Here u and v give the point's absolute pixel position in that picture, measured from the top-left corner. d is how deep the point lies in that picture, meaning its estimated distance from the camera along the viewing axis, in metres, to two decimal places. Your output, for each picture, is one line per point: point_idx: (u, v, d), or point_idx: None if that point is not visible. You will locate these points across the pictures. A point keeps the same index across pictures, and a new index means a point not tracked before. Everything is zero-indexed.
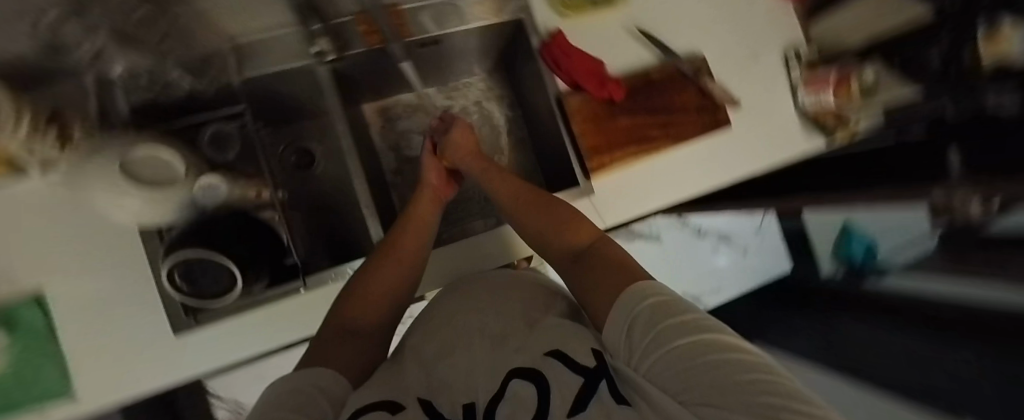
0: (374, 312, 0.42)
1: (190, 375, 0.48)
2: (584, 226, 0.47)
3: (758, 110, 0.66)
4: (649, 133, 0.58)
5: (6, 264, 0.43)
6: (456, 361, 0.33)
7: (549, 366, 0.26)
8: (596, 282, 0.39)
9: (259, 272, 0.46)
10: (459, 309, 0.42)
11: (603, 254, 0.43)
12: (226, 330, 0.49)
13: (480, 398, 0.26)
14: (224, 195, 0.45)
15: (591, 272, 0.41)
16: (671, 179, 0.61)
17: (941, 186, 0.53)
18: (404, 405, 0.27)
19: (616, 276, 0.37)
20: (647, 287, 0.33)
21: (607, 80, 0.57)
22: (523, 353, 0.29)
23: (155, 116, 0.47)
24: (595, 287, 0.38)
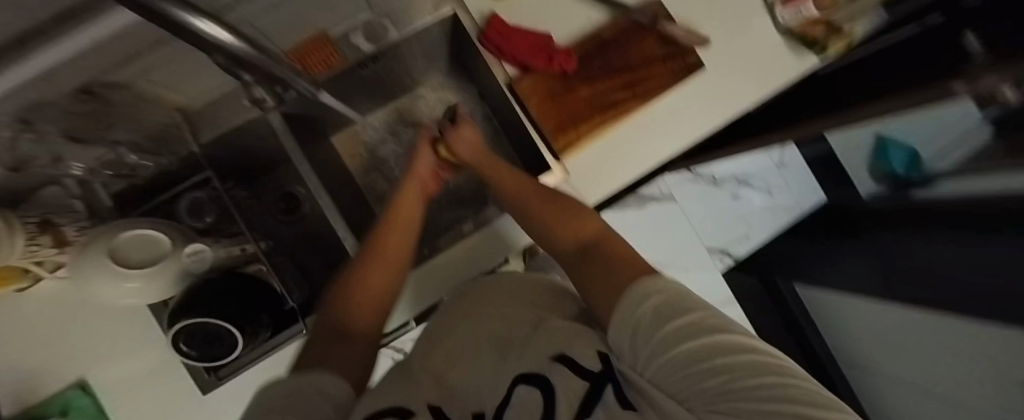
0: (362, 316, 0.41)
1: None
2: (587, 219, 0.44)
3: (734, 42, 0.60)
4: (613, 97, 0.55)
5: (48, 358, 0.49)
6: (459, 374, 0.34)
7: (555, 375, 0.26)
8: (598, 273, 0.35)
9: (258, 325, 0.47)
10: (471, 318, 0.42)
11: (607, 250, 0.38)
12: (248, 380, 0.52)
13: (487, 409, 0.28)
14: (213, 259, 0.48)
15: (593, 265, 0.37)
16: (649, 141, 0.57)
17: (963, 78, 0.46)
18: (413, 412, 0.27)
19: (620, 272, 0.34)
20: (648, 277, 0.29)
21: (555, 53, 0.54)
22: (525, 360, 0.29)
23: (137, 199, 0.51)
24: (596, 278, 0.35)
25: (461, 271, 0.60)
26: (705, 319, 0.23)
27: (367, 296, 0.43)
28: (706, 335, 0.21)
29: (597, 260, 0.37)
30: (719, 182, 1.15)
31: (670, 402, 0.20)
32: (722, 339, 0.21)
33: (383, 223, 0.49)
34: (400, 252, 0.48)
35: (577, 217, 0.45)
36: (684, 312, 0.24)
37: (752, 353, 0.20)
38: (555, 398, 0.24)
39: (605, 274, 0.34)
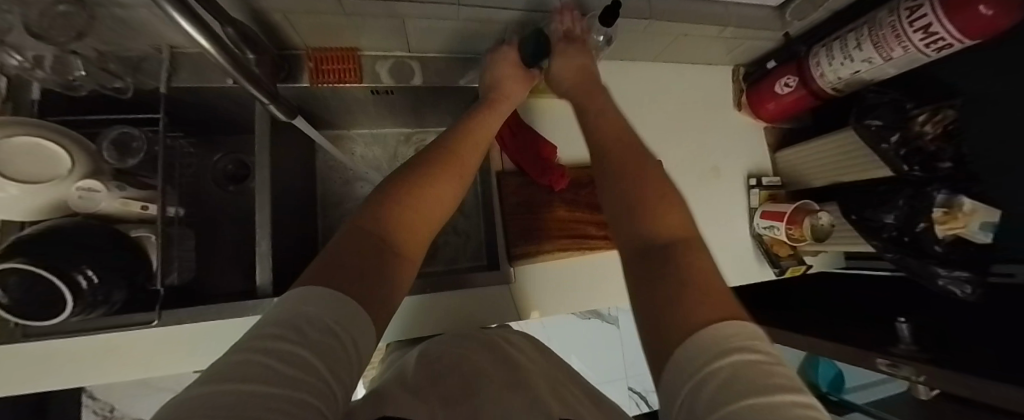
0: (403, 246, 0.36)
1: (13, 389, 0.45)
2: (688, 215, 0.35)
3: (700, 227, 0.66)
4: (588, 231, 0.58)
5: None
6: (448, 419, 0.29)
7: None
8: (681, 287, 0.29)
9: (109, 295, 0.41)
10: (458, 366, 0.37)
11: (704, 259, 0.31)
12: (82, 348, 0.46)
13: None
14: (104, 206, 0.43)
15: (670, 282, 0.30)
16: (604, 284, 0.60)
17: None
18: None
19: (697, 305, 0.26)
20: (742, 333, 0.23)
21: (552, 168, 0.56)
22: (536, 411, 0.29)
23: (72, 107, 0.46)
24: (679, 292, 0.28)
25: (465, 317, 0.52)
26: (787, 392, 0.18)
27: (416, 230, 0.38)
28: (773, 405, 0.17)
29: (686, 273, 0.30)
30: None
31: None
32: (792, 409, 0.17)
33: (439, 160, 0.43)
34: (454, 182, 0.43)
35: (674, 206, 0.36)
36: (756, 379, 0.19)
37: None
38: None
39: (691, 299, 0.27)
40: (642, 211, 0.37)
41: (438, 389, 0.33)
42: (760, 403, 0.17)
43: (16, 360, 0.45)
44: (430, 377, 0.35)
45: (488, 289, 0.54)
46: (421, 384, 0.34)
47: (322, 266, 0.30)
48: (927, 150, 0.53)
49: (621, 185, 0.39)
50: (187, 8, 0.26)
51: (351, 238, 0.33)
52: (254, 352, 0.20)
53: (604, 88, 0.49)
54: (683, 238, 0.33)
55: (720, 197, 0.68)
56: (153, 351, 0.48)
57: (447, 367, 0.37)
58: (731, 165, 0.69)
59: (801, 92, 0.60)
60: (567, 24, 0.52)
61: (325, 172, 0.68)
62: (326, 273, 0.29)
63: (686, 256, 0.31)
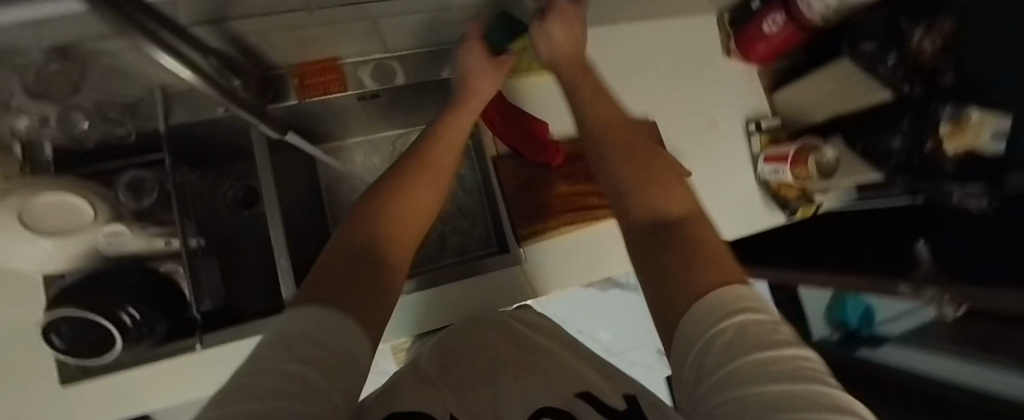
0: (394, 253, 0.37)
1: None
2: (682, 198, 0.36)
3: (701, 182, 0.66)
4: (590, 202, 0.58)
5: None
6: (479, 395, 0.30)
7: (579, 409, 0.27)
8: (679, 263, 0.29)
9: (153, 327, 0.44)
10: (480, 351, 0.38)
11: (702, 236, 0.31)
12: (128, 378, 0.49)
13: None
14: (131, 248, 0.46)
15: (666, 260, 0.30)
16: (613, 253, 0.60)
17: None
18: None
19: (698, 275, 0.27)
20: (738, 295, 0.23)
21: (546, 145, 0.57)
22: (548, 388, 0.30)
23: (84, 160, 0.49)
24: (674, 268, 0.29)
25: (483, 303, 0.55)
26: (791, 347, 0.18)
27: (404, 237, 0.39)
28: (777, 359, 0.16)
29: (683, 247, 0.30)
30: None
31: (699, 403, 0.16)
32: (797, 363, 0.16)
33: (416, 166, 0.44)
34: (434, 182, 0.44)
35: (666, 190, 0.37)
36: (763, 336, 0.19)
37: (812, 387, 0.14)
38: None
39: (689, 271, 0.28)
40: (635, 196, 0.38)
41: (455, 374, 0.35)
42: (765, 357, 0.17)
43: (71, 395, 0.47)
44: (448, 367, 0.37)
45: (499, 274, 0.55)
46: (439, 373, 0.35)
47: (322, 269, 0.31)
48: (928, 65, 0.51)
49: (616, 175, 0.40)
50: (167, 48, 0.27)
51: (350, 245, 0.35)
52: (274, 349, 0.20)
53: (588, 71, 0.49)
54: (677, 217, 0.34)
55: (720, 147, 0.67)
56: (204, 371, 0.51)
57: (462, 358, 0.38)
58: (728, 114, 0.68)
59: (791, 27, 0.58)
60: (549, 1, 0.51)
61: (329, 184, 0.69)
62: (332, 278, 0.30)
63: (683, 235, 0.32)
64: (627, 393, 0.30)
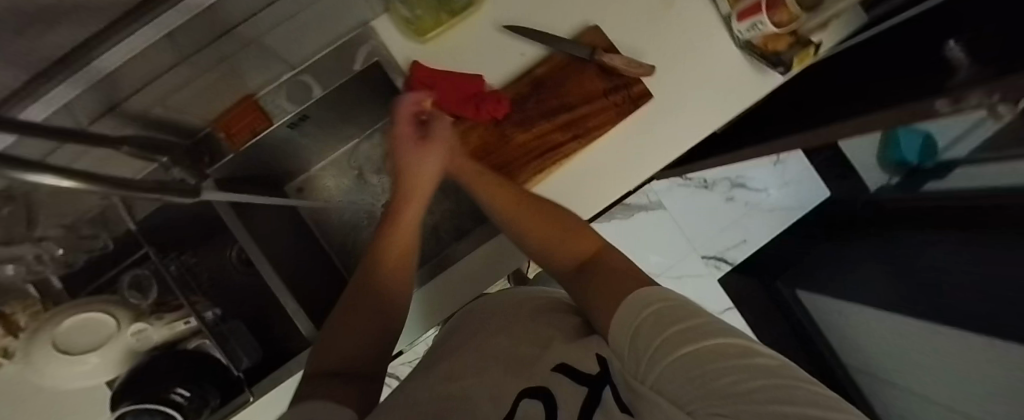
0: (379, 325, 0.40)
1: None
2: (588, 240, 0.44)
3: (674, 72, 0.54)
4: (553, 142, 0.52)
5: None
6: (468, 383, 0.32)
7: (556, 387, 0.29)
8: (603, 302, 0.35)
9: (205, 396, 0.49)
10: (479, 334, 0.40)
11: (610, 269, 0.38)
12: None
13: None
14: (160, 338, 0.50)
15: (589, 290, 0.37)
16: (597, 184, 0.55)
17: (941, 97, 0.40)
18: None
19: (618, 290, 0.34)
20: (649, 292, 0.31)
21: (483, 98, 0.51)
22: (525, 372, 0.32)
23: (90, 278, 0.53)
24: (603, 307, 0.34)
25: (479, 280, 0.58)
26: (728, 339, 0.26)
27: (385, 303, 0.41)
28: (721, 353, 0.24)
29: (599, 280, 0.37)
30: (710, 185, 1.19)
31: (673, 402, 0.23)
32: (726, 348, 0.24)
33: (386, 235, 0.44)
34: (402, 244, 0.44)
35: (575, 235, 0.44)
36: (707, 334, 0.26)
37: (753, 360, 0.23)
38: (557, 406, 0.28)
39: (607, 293, 0.35)
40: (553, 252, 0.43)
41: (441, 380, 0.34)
42: (713, 352, 0.24)
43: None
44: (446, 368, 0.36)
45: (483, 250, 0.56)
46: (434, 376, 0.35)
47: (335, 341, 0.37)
48: None
49: (529, 229, 0.46)
50: None
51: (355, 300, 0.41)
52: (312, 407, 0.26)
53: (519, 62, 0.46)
54: (586, 263, 0.41)
55: (689, 21, 0.54)
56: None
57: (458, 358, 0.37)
58: None
59: None
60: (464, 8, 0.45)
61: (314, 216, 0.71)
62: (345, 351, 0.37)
63: (599, 273, 0.38)
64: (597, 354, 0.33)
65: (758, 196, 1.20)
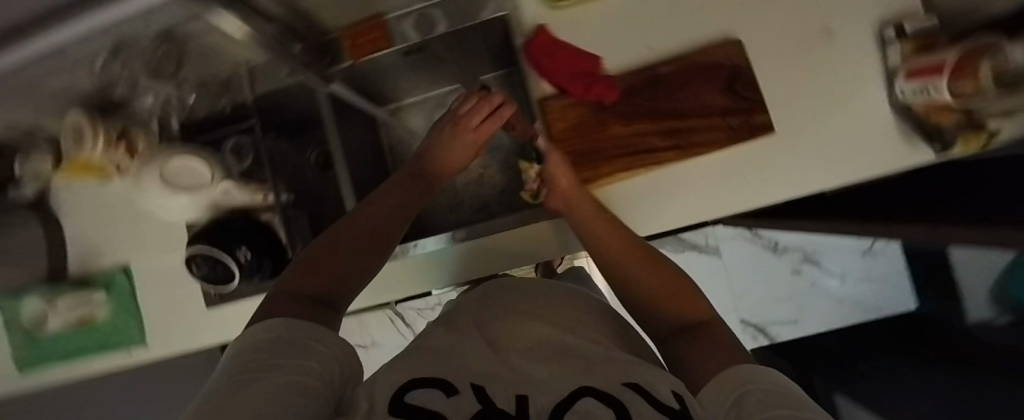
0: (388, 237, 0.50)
1: (214, 339, 0.61)
2: (698, 302, 0.41)
3: (812, 115, 0.50)
4: (650, 145, 0.50)
5: (108, 246, 0.61)
6: (507, 359, 0.35)
7: (627, 396, 0.28)
8: (692, 362, 0.34)
9: (258, 267, 0.54)
10: (520, 323, 0.43)
11: (715, 337, 0.36)
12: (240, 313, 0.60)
13: (536, 395, 0.28)
14: (238, 200, 0.55)
15: (693, 358, 0.34)
16: (694, 198, 0.51)
17: None
18: (459, 388, 0.28)
19: (719, 357, 0.32)
20: (747, 376, 0.28)
21: (595, 80, 0.49)
22: (587, 375, 0.31)
23: (197, 129, 0.60)
24: (692, 367, 0.34)
25: (521, 255, 0.66)
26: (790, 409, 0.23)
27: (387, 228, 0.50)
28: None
29: (701, 344, 0.36)
30: (779, 249, 1.10)
31: None
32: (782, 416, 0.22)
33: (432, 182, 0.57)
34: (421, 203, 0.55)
35: (683, 295, 0.42)
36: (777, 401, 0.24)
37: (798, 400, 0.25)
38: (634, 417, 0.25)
39: (707, 364, 0.32)
40: (655, 307, 0.43)
41: (440, 373, 0.31)
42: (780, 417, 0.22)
43: (197, 318, 0.61)
44: (447, 352, 0.36)
45: (545, 228, 0.64)
46: (429, 364, 0.33)
47: (306, 281, 0.42)
48: None
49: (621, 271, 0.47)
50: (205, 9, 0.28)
51: (341, 239, 0.47)
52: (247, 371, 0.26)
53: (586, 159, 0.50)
54: (690, 323, 0.39)
55: (844, 61, 0.49)
56: None
57: (472, 347, 0.37)
58: (862, 15, 0.49)
59: None
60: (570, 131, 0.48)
61: (391, 142, 0.74)
62: (320, 289, 0.42)
63: (698, 338, 0.37)
64: (675, 391, 0.30)
65: (829, 280, 1.10)
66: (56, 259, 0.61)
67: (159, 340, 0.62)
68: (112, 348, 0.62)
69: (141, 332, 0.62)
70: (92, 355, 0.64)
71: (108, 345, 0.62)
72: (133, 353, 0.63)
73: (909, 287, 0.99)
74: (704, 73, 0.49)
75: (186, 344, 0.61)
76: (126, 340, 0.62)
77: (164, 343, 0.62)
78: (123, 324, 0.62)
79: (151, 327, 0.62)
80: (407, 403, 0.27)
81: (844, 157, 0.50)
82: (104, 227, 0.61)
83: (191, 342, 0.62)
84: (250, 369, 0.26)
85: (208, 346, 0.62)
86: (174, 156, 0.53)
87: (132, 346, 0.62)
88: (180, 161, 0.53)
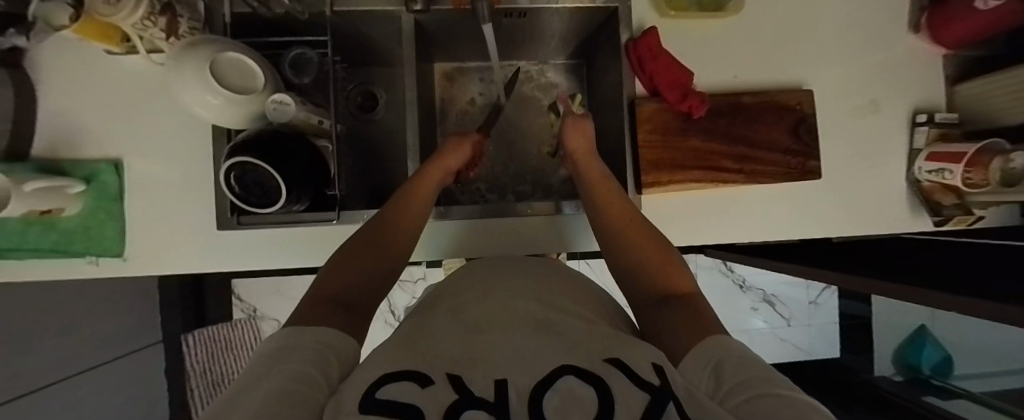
0: (403, 244, 0.42)
1: (214, 265, 0.54)
2: (683, 278, 0.39)
3: (852, 171, 0.57)
4: (722, 163, 0.54)
5: (104, 132, 0.52)
6: (502, 339, 0.26)
7: (611, 377, 0.20)
8: (677, 339, 0.31)
9: (301, 195, 0.49)
10: (496, 287, 0.35)
11: (696, 311, 0.34)
12: (254, 241, 0.54)
13: (517, 381, 0.20)
14: (292, 117, 0.48)
15: (674, 328, 0.32)
16: (743, 218, 0.56)
17: None
18: (433, 379, 0.20)
19: (697, 333, 0.30)
20: (727, 357, 0.26)
21: (691, 92, 0.52)
22: (570, 351, 0.24)
23: (252, 28, 0.53)
24: (676, 342, 0.30)
25: (517, 246, 0.59)
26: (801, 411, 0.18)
27: (407, 229, 0.43)
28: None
29: (684, 313, 0.34)
30: (745, 287, 1.23)
31: None
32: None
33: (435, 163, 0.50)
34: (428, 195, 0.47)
35: (669, 269, 0.41)
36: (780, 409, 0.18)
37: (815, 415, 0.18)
38: (615, 408, 0.18)
39: (682, 335, 0.31)
40: (640, 275, 0.41)
41: (408, 362, 0.22)
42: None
43: (205, 239, 0.54)
44: (413, 341, 0.27)
45: (548, 222, 0.59)
46: (406, 355, 0.23)
47: (337, 280, 0.34)
48: None
49: (615, 237, 0.45)
50: None
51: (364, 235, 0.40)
52: (255, 370, 0.22)
53: (662, 144, 0.53)
54: (676, 295, 0.37)
55: (882, 133, 0.57)
56: (322, 241, 0.55)
57: (452, 327, 0.28)
58: (903, 98, 0.58)
59: (1014, 7, 0.45)
60: (655, 114, 0.53)
61: (443, 101, 0.71)
62: (346, 290, 0.34)
63: (681, 312, 0.34)
64: (655, 363, 0.24)
65: (780, 322, 1.24)
66: (25, 130, 0.50)
67: (144, 255, 0.53)
68: (72, 254, 0.51)
69: (121, 241, 0.53)
70: (37, 259, 0.51)
71: (68, 249, 0.51)
72: (102, 264, 0.53)
73: (836, 331, 1.23)
74: (776, 111, 0.54)
75: (184, 268, 0.54)
76: (97, 247, 0.52)
77: (148, 258, 0.54)
78: (99, 227, 0.52)
79: (140, 240, 0.53)
80: (378, 398, 0.18)
81: (864, 213, 0.58)
82: (102, 106, 0.52)
83: (182, 264, 0.54)
84: (263, 362, 0.22)
85: (202, 272, 0.55)
86: (226, 49, 0.46)
87: (104, 256, 0.52)
88: (234, 60, 0.46)
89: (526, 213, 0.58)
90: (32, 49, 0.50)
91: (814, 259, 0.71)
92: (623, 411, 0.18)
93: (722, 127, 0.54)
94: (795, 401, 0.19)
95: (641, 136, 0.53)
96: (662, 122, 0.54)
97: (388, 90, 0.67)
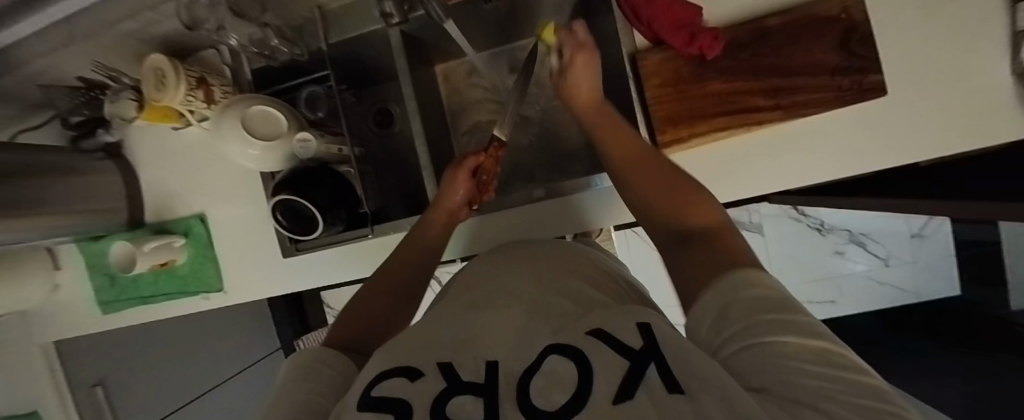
0: (409, 268, 0.44)
1: (290, 287, 0.64)
2: (708, 206, 0.34)
3: (927, 78, 0.46)
4: (752, 102, 0.47)
5: (185, 193, 0.63)
6: (489, 317, 0.26)
7: (591, 347, 0.19)
8: (696, 287, 0.27)
9: (336, 217, 0.55)
10: (502, 269, 0.35)
11: (728, 244, 0.29)
12: (314, 263, 0.62)
13: (503, 356, 0.21)
14: (315, 150, 0.53)
15: (693, 265, 0.28)
16: (784, 160, 0.49)
17: None
18: (422, 371, 0.21)
19: (716, 267, 0.26)
20: (741, 285, 0.22)
21: (700, 31, 0.46)
22: (560, 325, 0.23)
23: (269, 79, 0.59)
24: (693, 292, 0.27)
25: (540, 230, 0.59)
26: (819, 367, 0.15)
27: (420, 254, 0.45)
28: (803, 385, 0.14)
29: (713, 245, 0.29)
30: (825, 230, 1.08)
31: (734, 385, 0.14)
32: (813, 388, 0.14)
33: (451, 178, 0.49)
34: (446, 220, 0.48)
35: (690, 201, 0.35)
36: (787, 361, 0.16)
37: (826, 366, 0.16)
38: (595, 377, 0.17)
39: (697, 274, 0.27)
40: (663, 221, 0.36)
41: (410, 356, 0.24)
42: (786, 378, 0.15)
43: (277, 266, 0.63)
44: (422, 329, 0.28)
45: (566, 203, 0.57)
46: (404, 347, 0.25)
47: (364, 314, 0.38)
48: None
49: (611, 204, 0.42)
50: None
51: (390, 273, 0.43)
52: (283, 389, 0.27)
53: (683, 101, 0.49)
54: (704, 229, 0.32)
55: (970, 19, 0.44)
56: (365, 255, 0.61)
57: (456, 310, 0.30)
58: None
59: None
60: (658, 63, 0.49)
61: (451, 101, 0.71)
62: (370, 326, 0.37)
63: (708, 248, 0.29)
64: (649, 324, 0.22)
65: (875, 263, 1.08)
66: (138, 204, 0.63)
67: (238, 286, 0.65)
68: (189, 293, 0.65)
69: (219, 277, 0.64)
70: (170, 301, 0.66)
71: (186, 289, 0.64)
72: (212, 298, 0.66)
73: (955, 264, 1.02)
74: (812, 28, 0.46)
75: (268, 292, 0.65)
76: (204, 285, 0.64)
77: (241, 288, 0.65)
78: (202, 269, 0.64)
79: (230, 275, 0.65)
80: (373, 398, 0.20)
81: (958, 124, 0.46)
82: (178, 173, 0.63)
83: (266, 290, 0.65)
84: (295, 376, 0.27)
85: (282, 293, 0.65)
86: (251, 104, 0.52)
87: (211, 292, 0.65)
88: (251, 111, 0.52)
89: (543, 198, 0.58)
90: (124, 140, 0.63)
91: (903, 192, 0.58)
92: (603, 383, 0.16)
93: (746, 60, 0.47)
94: (805, 347, 0.17)
95: (653, 88, 0.49)
96: (675, 70, 0.49)
97: (397, 103, 0.69)
